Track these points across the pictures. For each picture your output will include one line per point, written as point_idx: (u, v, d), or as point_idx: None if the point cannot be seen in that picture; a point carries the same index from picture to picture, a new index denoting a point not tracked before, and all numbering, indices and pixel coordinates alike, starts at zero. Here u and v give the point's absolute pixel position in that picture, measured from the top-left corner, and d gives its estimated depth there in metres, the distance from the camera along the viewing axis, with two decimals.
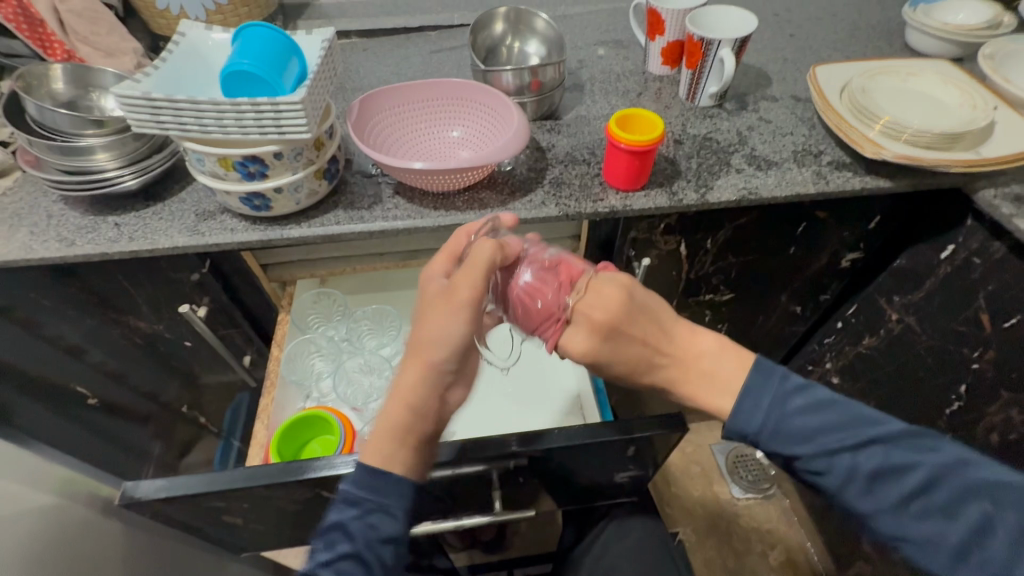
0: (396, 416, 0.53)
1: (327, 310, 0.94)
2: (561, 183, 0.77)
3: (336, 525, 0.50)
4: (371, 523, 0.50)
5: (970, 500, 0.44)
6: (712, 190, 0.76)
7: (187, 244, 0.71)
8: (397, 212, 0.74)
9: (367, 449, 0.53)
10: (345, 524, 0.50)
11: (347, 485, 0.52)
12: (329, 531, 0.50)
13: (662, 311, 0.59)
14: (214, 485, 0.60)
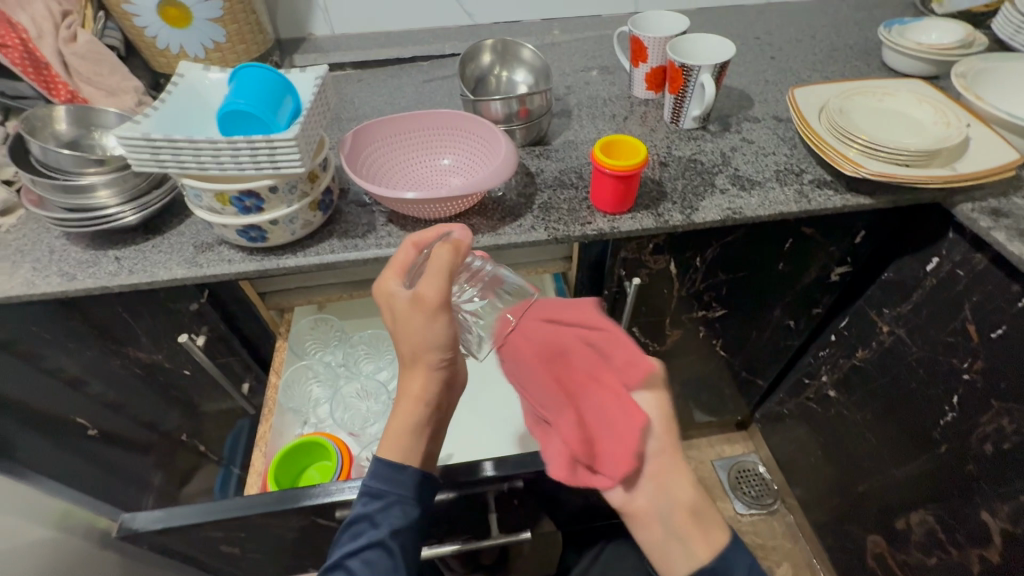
0: (407, 420, 0.60)
1: (324, 336, 0.96)
2: (550, 208, 0.79)
3: (362, 516, 0.56)
4: (390, 513, 0.57)
5: None
6: (697, 211, 0.78)
7: (185, 276, 0.72)
8: (390, 240, 0.76)
9: (384, 444, 0.60)
10: (370, 514, 0.57)
11: (368, 479, 0.59)
12: (356, 522, 0.56)
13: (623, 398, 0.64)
14: (210, 514, 0.60)
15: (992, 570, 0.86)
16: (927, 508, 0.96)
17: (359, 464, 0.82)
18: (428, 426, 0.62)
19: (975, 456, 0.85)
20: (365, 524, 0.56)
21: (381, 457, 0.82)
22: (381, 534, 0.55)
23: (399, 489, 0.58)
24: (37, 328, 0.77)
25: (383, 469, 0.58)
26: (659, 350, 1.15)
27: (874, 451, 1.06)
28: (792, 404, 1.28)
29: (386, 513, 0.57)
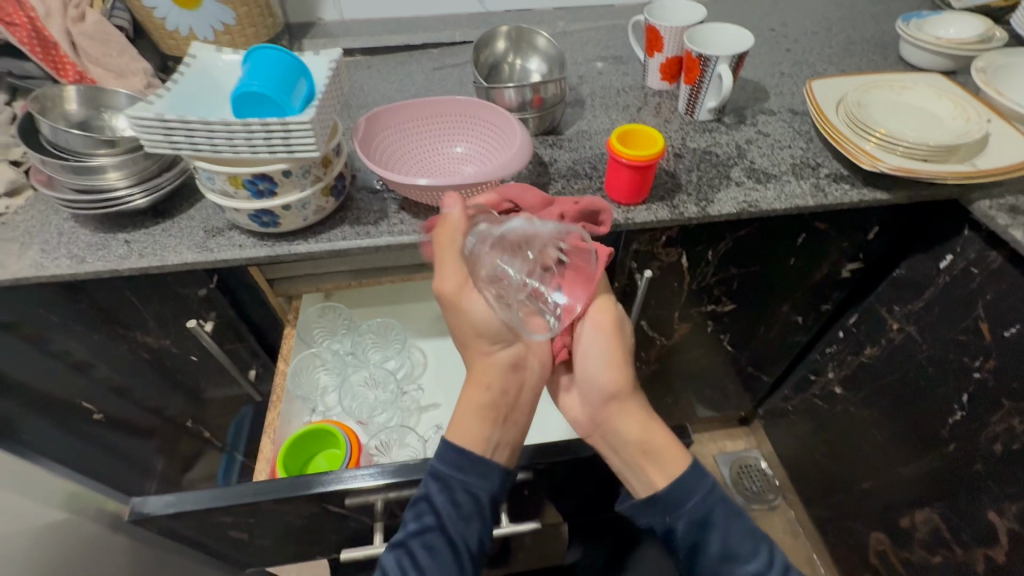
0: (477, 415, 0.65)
1: (332, 324, 0.95)
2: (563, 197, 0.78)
3: (424, 497, 0.60)
4: (453, 497, 0.60)
5: None
6: (713, 203, 0.77)
7: (196, 260, 0.72)
8: (402, 227, 0.75)
9: (455, 428, 0.65)
10: (434, 497, 0.60)
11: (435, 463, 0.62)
12: (418, 502, 0.60)
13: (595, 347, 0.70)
14: (221, 500, 0.60)
15: (996, 568, 0.86)
16: (933, 506, 0.96)
17: (367, 453, 0.81)
18: (495, 413, 0.66)
19: (983, 454, 0.85)
20: (426, 506, 0.59)
21: (390, 445, 0.82)
22: (440, 519, 0.58)
23: (469, 477, 0.61)
24: (45, 311, 0.77)
25: (449, 452, 0.61)
26: (667, 344, 1.15)
27: (881, 448, 1.06)
28: (798, 400, 1.28)
29: (445, 497, 0.59)
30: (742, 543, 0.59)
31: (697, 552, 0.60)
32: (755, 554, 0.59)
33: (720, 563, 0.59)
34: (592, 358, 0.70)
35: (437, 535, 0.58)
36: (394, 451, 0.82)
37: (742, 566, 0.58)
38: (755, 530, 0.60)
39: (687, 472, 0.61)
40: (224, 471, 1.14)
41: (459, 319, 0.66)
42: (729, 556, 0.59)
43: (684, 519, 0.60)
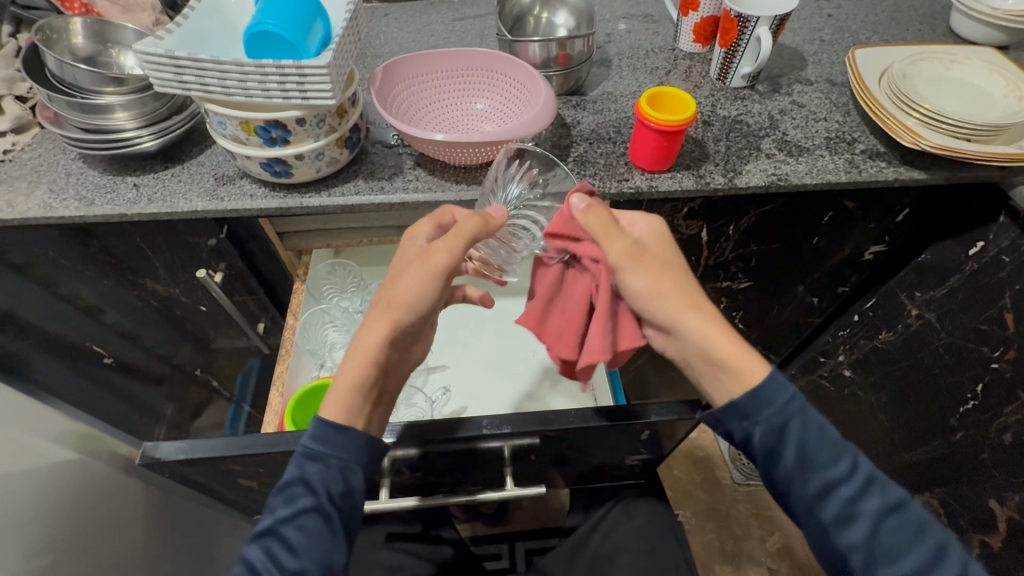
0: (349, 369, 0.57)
1: (342, 281, 0.92)
2: (585, 161, 0.75)
3: (297, 480, 0.53)
4: (328, 477, 0.53)
5: (860, 502, 0.51)
6: (741, 174, 0.74)
7: (205, 208, 0.70)
8: (418, 184, 0.72)
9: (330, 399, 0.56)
10: (308, 479, 0.53)
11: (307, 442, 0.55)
12: (290, 486, 0.53)
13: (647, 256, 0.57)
14: (231, 449, 0.60)
15: (992, 556, 0.87)
16: (933, 492, 0.96)
17: None
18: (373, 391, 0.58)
19: (992, 445, 0.84)
20: (301, 489, 0.52)
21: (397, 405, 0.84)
22: (318, 500, 0.52)
23: (346, 454, 0.54)
24: (54, 253, 0.76)
25: (322, 429, 0.54)
26: None
27: (886, 433, 1.05)
28: (805, 381, 1.27)
29: (321, 475, 0.53)
30: (823, 451, 0.52)
31: (772, 461, 0.53)
32: (835, 463, 0.52)
33: (797, 471, 0.52)
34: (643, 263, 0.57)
35: (313, 517, 0.52)
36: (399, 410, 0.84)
37: (821, 474, 0.52)
38: (836, 439, 0.53)
39: (763, 383, 0.53)
40: (232, 420, 1.15)
41: (406, 273, 0.57)
42: (802, 464, 0.52)
43: (760, 427, 0.53)
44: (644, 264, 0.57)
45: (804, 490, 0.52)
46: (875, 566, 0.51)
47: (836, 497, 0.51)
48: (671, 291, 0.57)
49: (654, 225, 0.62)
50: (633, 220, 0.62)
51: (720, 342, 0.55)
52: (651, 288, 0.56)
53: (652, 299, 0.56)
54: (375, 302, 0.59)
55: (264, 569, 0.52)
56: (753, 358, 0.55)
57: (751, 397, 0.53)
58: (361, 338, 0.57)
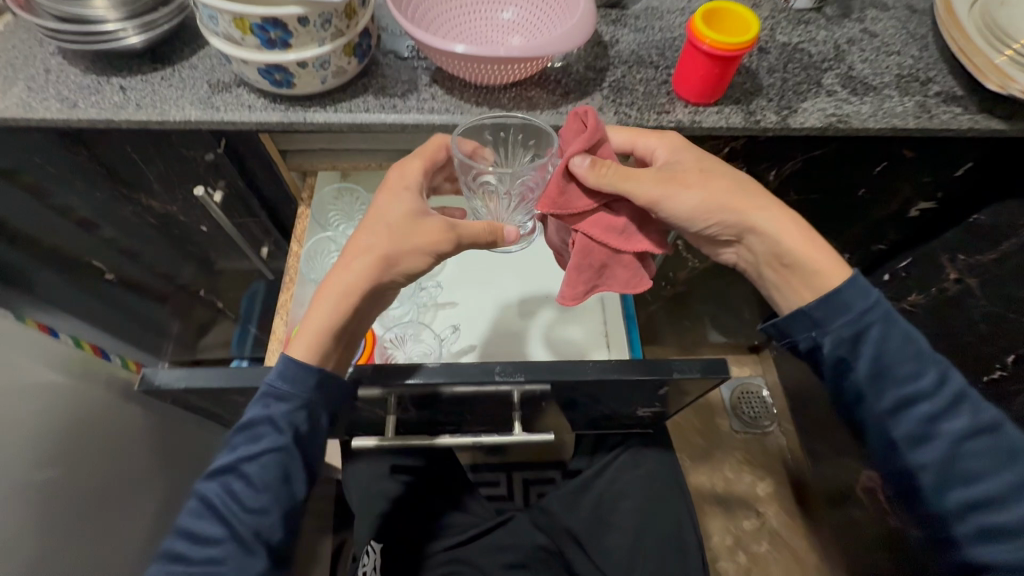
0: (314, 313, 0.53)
1: (349, 208, 0.87)
2: (622, 88, 0.67)
3: (262, 419, 0.50)
4: (295, 418, 0.51)
5: (940, 419, 0.55)
6: (796, 113, 0.66)
7: (199, 119, 0.63)
8: (434, 104, 0.65)
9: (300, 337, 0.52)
10: (273, 419, 0.50)
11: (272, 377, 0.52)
12: (254, 425, 0.50)
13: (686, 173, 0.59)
14: (232, 381, 0.58)
15: None
16: None
17: (382, 345, 0.81)
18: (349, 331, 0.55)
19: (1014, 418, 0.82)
20: (266, 429, 0.50)
21: (405, 340, 0.81)
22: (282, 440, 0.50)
23: (313, 397, 0.52)
24: (42, 160, 0.70)
25: (296, 370, 0.51)
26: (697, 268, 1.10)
27: None
28: None
29: (287, 415, 0.51)
30: (905, 364, 0.55)
31: (844, 371, 0.57)
32: (918, 378, 0.55)
33: (872, 382, 0.56)
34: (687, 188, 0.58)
35: (274, 456, 0.50)
36: (409, 345, 0.81)
37: (903, 386, 0.55)
38: (923, 349, 0.56)
39: (844, 286, 0.55)
40: (238, 341, 1.14)
41: (408, 235, 0.55)
42: (879, 377, 0.56)
43: (831, 336, 0.56)
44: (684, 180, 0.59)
45: (877, 405, 0.57)
46: (949, 482, 0.55)
47: (913, 411, 0.55)
48: (726, 201, 0.59)
49: (672, 139, 0.62)
50: (650, 147, 0.63)
51: (788, 235, 0.59)
52: (706, 202, 0.59)
53: (711, 214, 0.59)
54: (349, 244, 0.56)
55: (219, 504, 0.50)
56: (820, 254, 0.58)
57: (826, 306, 0.56)
58: (332, 281, 0.54)
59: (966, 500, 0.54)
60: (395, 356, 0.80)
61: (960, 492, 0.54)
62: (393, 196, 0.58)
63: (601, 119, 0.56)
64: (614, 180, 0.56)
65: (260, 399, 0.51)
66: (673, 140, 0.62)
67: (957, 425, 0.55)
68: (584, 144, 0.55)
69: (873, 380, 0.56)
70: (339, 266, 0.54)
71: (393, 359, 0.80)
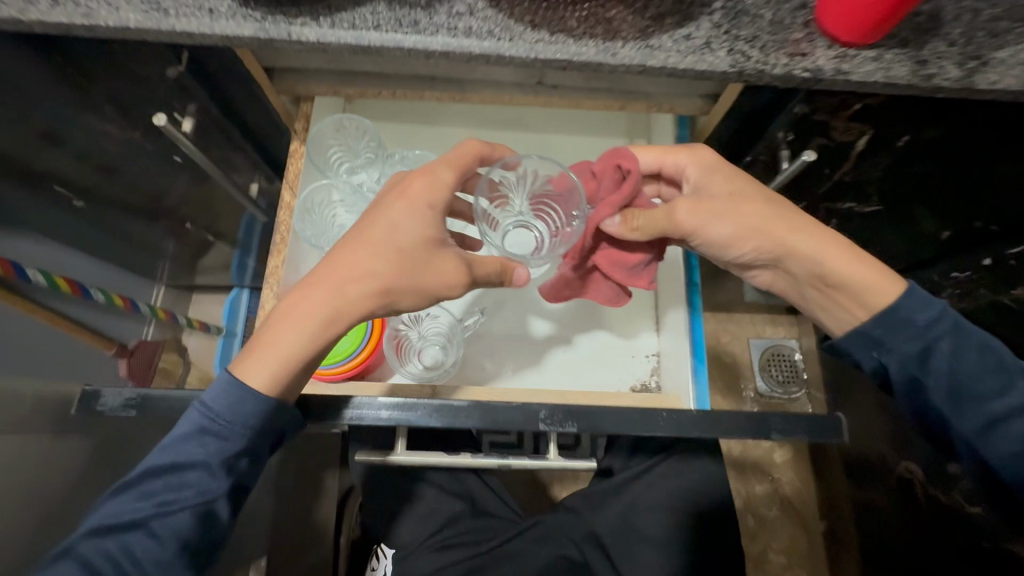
0: (282, 331, 0.45)
1: (353, 144, 0.72)
2: (741, 10, 0.46)
3: (183, 464, 0.44)
4: (224, 465, 0.45)
5: None
6: (988, 67, 0.45)
7: (141, 26, 0.44)
8: (471, 22, 0.45)
9: (256, 364, 0.45)
10: (196, 463, 0.44)
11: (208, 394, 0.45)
12: (172, 470, 0.44)
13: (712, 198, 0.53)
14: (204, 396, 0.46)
15: None
16: None
17: (393, 328, 0.68)
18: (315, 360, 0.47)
19: None
20: (184, 475, 0.44)
21: (420, 319, 0.69)
22: (202, 491, 0.44)
23: (244, 442, 0.45)
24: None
25: (236, 403, 0.44)
26: None
27: None
28: None
29: (209, 461, 0.44)
30: (987, 378, 0.46)
31: (916, 392, 0.49)
32: (1011, 392, 0.45)
33: (948, 402, 0.47)
34: (712, 210, 0.52)
35: (187, 511, 0.44)
36: (426, 325, 0.69)
37: (992, 404, 0.46)
38: (1005, 361, 0.46)
39: (901, 300, 0.47)
40: (240, 267, 1.07)
41: (401, 268, 0.46)
42: (958, 396, 0.47)
43: (894, 356, 0.48)
44: (707, 209, 0.52)
45: (963, 426, 0.47)
46: None
47: (1011, 431, 0.45)
48: (756, 224, 0.52)
49: (699, 157, 0.56)
50: (681, 165, 0.58)
51: (832, 258, 0.50)
52: (731, 231, 0.52)
53: (745, 239, 0.52)
54: (337, 254, 0.46)
55: (106, 566, 0.44)
56: (870, 289, 0.48)
57: (885, 324, 0.47)
58: (307, 298, 0.45)
59: None
60: (409, 336, 0.69)
61: None
62: (401, 210, 0.47)
63: (637, 175, 0.54)
64: (645, 232, 0.54)
65: (178, 441, 0.45)
66: (704, 159, 0.56)
67: None
68: (614, 205, 0.54)
69: (950, 400, 0.47)
70: (312, 284, 0.45)
71: (405, 339, 0.69)
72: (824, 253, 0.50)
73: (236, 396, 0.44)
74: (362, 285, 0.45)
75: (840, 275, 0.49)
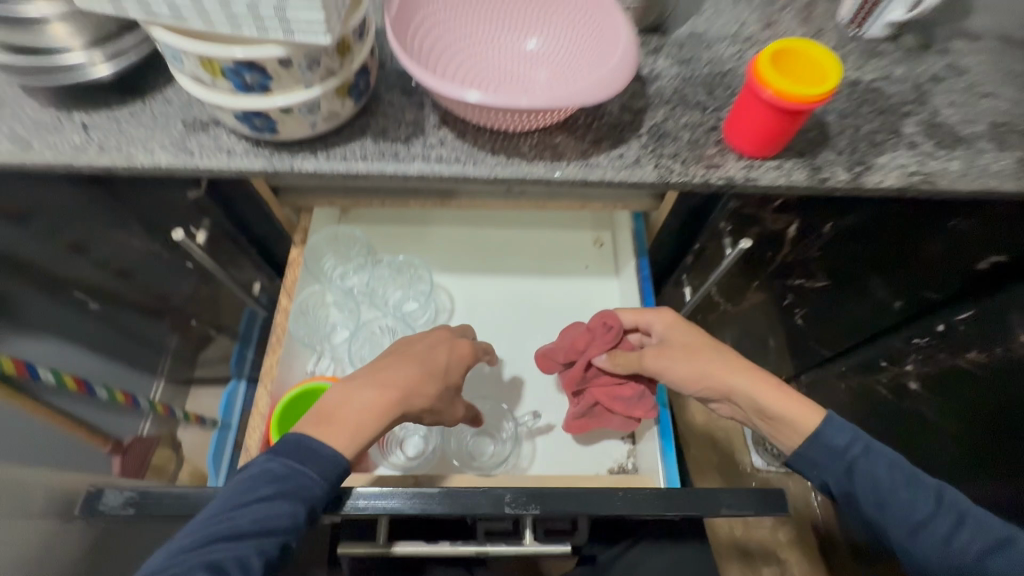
0: (362, 417, 0.49)
1: (345, 251, 0.83)
2: (662, 135, 0.56)
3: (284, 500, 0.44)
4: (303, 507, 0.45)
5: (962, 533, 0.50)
6: (869, 170, 0.55)
7: (171, 164, 0.54)
8: (442, 152, 0.55)
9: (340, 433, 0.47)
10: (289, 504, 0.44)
11: (291, 444, 0.46)
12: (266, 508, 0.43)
13: (685, 349, 0.66)
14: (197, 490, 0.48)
15: None
16: None
17: None
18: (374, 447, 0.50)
19: None
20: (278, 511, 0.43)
21: None
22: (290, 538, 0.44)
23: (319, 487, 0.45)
24: None
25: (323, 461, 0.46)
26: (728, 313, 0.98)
27: None
28: None
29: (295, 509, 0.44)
30: (899, 493, 0.53)
31: (851, 504, 0.55)
32: (915, 503, 0.52)
33: (874, 512, 0.53)
34: (676, 364, 0.65)
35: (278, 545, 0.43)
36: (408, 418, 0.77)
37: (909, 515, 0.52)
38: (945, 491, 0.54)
39: (822, 428, 0.57)
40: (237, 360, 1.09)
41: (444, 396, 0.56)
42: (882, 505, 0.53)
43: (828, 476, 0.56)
44: (668, 356, 0.66)
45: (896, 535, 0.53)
46: None
47: (926, 538, 0.51)
48: (726, 379, 0.63)
49: (668, 319, 0.69)
50: (650, 320, 0.70)
51: (766, 397, 0.60)
52: (696, 382, 0.65)
53: (698, 380, 0.64)
54: (410, 367, 0.54)
55: None
56: (803, 416, 0.58)
57: (814, 446, 0.57)
58: (385, 397, 0.50)
59: None
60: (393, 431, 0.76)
61: None
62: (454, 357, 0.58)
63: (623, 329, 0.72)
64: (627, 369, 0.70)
65: (279, 478, 0.44)
66: (669, 319, 0.69)
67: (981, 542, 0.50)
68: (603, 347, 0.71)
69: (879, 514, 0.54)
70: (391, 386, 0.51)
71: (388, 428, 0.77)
72: (764, 394, 0.61)
73: (326, 457, 0.46)
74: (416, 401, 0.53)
75: (772, 399, 0.60)
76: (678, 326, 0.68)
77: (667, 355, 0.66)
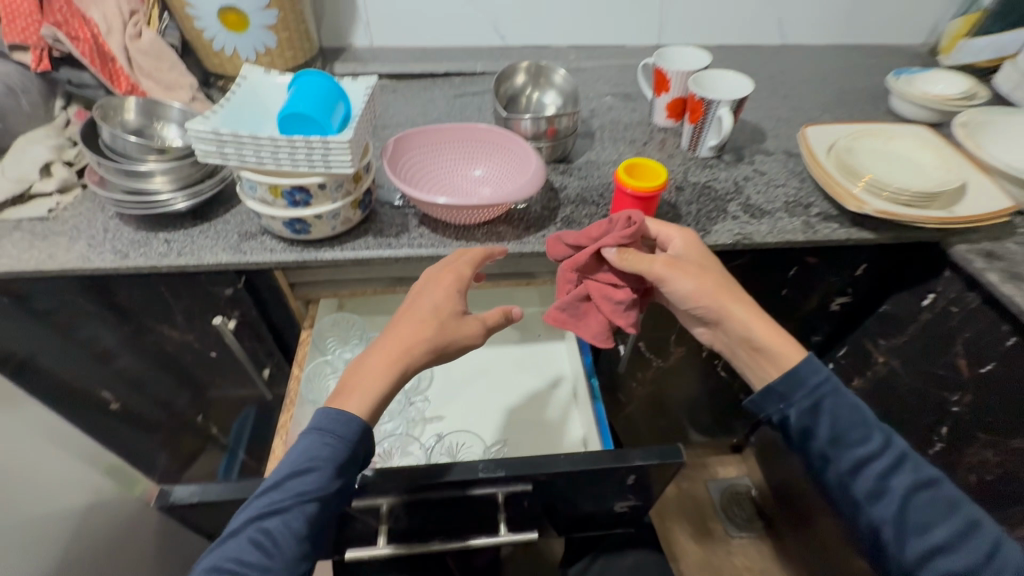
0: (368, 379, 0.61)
1: (345, 333, 1.00)
2: (571, 222, 0.84)
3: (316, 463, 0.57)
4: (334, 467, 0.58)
5: (897, 472, 0.65)
6: (710, 234, 0.83)
7: (229, 261, 0.77)
8: (422, 241, 0.80)
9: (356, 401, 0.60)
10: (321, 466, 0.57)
11: (319, 418, 0.59)
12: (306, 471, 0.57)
13: (701, 269, 0.73)
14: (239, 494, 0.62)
15: None
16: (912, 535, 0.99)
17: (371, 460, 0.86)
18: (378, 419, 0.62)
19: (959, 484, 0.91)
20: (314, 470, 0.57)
21: (392, 453, 0.87)
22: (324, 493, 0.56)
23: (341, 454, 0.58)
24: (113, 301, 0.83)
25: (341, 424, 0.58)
26: (662, 366, 1.20)
27: None
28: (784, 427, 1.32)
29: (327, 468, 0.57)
30: (853, 431, 0.66)
31: (808, 437, 0.68)
32: (866, 442, 0.66)
33: (829, 447, 0.67)
34: (688, 282, 0.72)
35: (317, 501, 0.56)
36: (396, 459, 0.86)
37: (852, 448, 0.66)
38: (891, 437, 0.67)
39: (800, 364, 0.69)
40: (225, 469, 1.23)
41: (457, 334, 0.66)
42: (837, 442, 0.67)
43: (795, 407, 0.68)
44: (681, 271, 0.72)
45: (838, 467, 0.67)
46: (905, 536, 0.64)
47: (868, 471, 0.65)
48: (728, 303, 0.72)
49: (689, 239, 0.76)
50: (671, 236, 0.77)
51: (757, 330, 0.71)
52: (696, 303, 0.73)
53: (700, 297, 0.72)
54: (413, 324, 0.64)
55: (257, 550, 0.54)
56: (784, 351, 0.69)
57: (788, 380, 0.68)
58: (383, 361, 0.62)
59: (922, 551, 0.63)
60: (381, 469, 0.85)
61: (922, 548, 0.63)
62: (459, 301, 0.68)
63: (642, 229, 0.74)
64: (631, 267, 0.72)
65: (308, 449, 0.58)
66: (689, 240, 0.76)
67: (907, 478, 0.64)
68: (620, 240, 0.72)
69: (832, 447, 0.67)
70: (393, 349, 0.62)
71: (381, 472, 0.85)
72: (754, 323, 0.71)
73: (345, 424, 0.59)
74: (419, 351, 0.63)
75: (753, 328, 0.71)
76: (692, 250, 0.75)
77: (681, 270, 0.72)
